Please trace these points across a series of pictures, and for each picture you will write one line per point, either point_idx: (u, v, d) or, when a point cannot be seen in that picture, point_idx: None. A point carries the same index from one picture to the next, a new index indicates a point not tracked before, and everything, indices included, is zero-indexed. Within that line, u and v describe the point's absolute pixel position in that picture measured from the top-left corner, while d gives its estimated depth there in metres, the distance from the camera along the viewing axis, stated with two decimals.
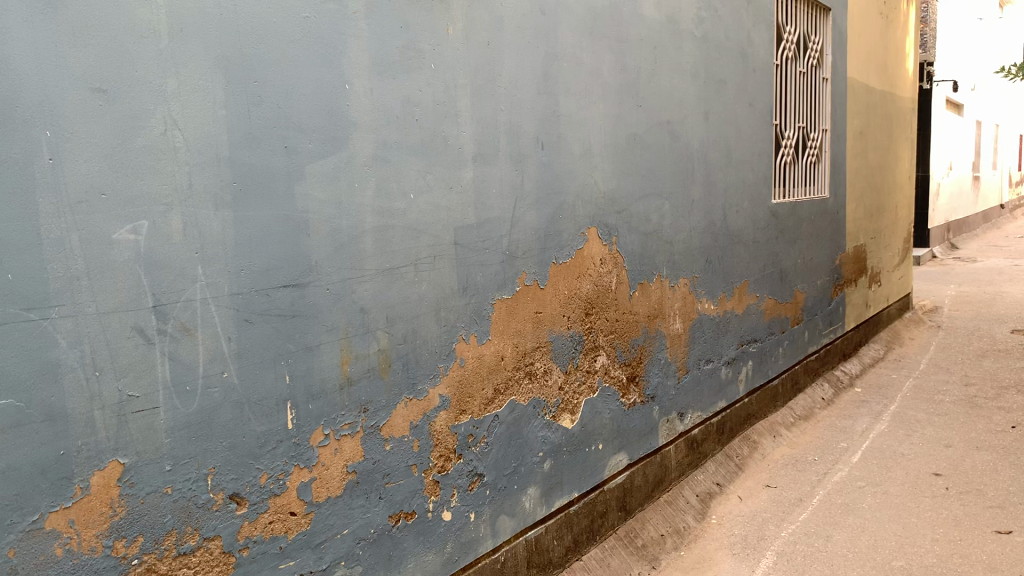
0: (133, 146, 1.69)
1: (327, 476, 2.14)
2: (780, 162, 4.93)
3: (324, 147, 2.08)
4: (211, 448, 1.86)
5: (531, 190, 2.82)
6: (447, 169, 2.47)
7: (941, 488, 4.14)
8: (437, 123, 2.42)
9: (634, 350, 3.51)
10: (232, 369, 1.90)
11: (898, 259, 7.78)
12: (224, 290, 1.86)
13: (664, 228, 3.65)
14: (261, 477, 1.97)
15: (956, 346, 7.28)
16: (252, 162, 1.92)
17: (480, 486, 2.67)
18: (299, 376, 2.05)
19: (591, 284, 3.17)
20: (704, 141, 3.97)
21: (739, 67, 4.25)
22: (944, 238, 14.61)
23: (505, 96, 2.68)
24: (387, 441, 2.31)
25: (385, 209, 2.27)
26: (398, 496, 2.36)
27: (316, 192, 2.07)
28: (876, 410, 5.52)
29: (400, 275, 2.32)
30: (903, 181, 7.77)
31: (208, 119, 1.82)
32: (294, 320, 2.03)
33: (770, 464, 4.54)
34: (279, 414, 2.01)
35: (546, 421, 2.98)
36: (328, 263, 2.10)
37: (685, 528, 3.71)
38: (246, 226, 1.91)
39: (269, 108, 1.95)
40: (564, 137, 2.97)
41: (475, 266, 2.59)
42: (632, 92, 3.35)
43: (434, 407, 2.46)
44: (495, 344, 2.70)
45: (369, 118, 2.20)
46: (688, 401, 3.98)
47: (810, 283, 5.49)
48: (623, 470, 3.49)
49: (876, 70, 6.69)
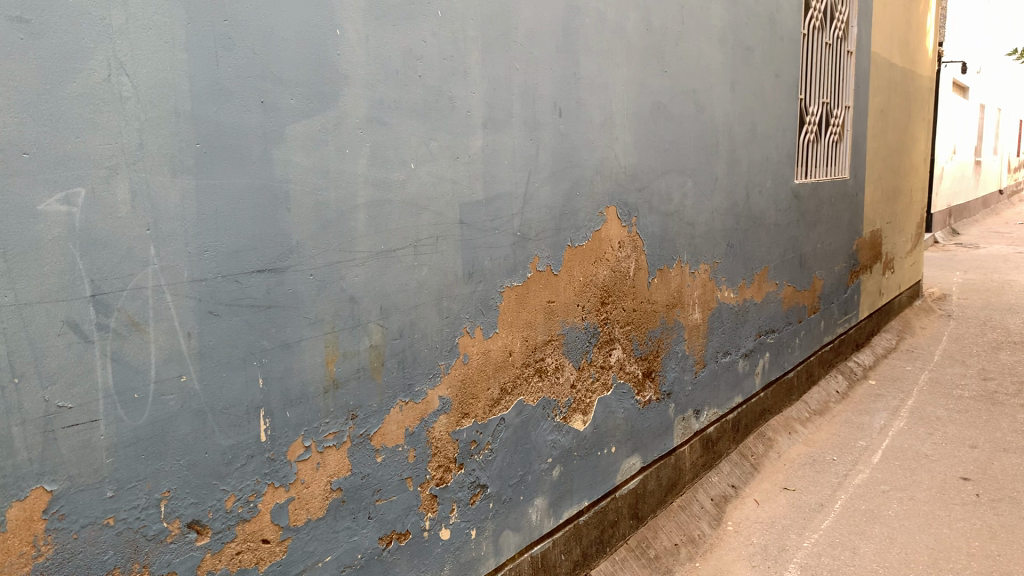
0: (66, 93, 1.34)
1: (307, 496, 1.81)
2: (803, 139, 4.59)
3: (308, 104, 1.73)
4: (164, 468, 1.52)
5: (546, 162, 2.48)
6: (454, 136, 2.12)
7: (971, 495, 3.85)
8: (442, 81, 2.07)
9: (650, 343, 3.18)
10: (193, 372, 1.56)
11: (911, 244, 7.48)
12: (181, 276, 1.52)
13: (685, 209, 3.31)
14: (227, 500, 1.64)
15: (970, 336, 6.99)
16: (220, 118, 1.57)
17: (483, 498, 2.35)
18: (275, 379, 1.71)
19: (607, 270, 2.84)
20: (729, 115, 3.63)
21: (767, 34, 3.89)
22: (946, 224, 14.35)
23: (520, 54, 2.32)
24: (378, 452, 1.98)
25: (381, 179, 1.92)
26: (390, 515, 2.03)
27: (298, 157, 1.72)
28: (893, 405, 5.23)
29: (396, 258, 1.98)
30: (918, 163, 7.46)
31: (166, 65, 1.47)
32: (270, 312, 1.69)
33: (787, 464, 4.24)
34: (250, 424, 1.67)
35: (556, 423, 2.65)
36: (311, 244, 1.76)
37: (700, 536, 3.41)
38: (212, 197, 1.56)
39: (242, 53, 1.59)
40: (583, 104, 2.62)
41: (482, 248, 2.25)
42: (657, 55, 3.00)
43: (433, 411, 2.13)
44: (503, 338, 2.37)
45: (362, 71, 1.85)
46: (704, 398, 3.67)
47: (828, 271, 5.17)
48: (636, 474, 3.18)
49: (899, 46, 6.34)
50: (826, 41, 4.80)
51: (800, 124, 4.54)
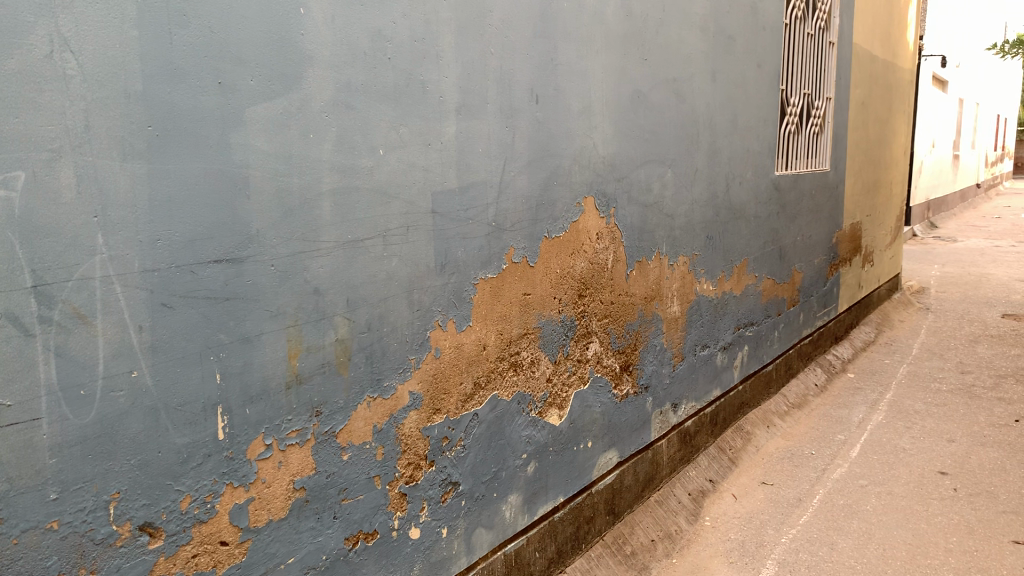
0: (4, 71, 1.25)
1: (268, 495, 1.73)
2: (784, 130, 4.54)
3: (270, 86, 1.65)
4: (113, 469, 1.44)
5: (522, 150, 2.41)
6: (426, 122, 2.04)
7: (949, 489, 3.83)
8: (414, 65, 1.99)
9: (629, 336, 3.13)
10: (144, 367, 1.48)
11: (890, 238, 7.47)
12: (132, 266, 1.44)
13: (665, 200, 3.25)
14: (182, 502, 1.56)
15: (947, 330, 7.00)
16: (174, 99, 1.48)
17: (454, 496, 2.28)
18: (234, 374, 1.64)
19: (585, 261, 2.77)
20: (710, 105, 3.57)
21: (748, 23, 3.83)
22: (924, 217, 14.40)
23: (495, 38, 2.25)
24: (345, 450, 1.91)
25: (348, 166, 1.84)
26: (356, 515, 1.96)
27: (258, 141, 1.64)
28: (871, 398, 5.21)
29: (364, 249, 1.90)
30: (899, 156, 7.46)
31: (114, 42, 1.38)
32: (228, 304, 1.61)
33: (765, 458, 4.21)
34: (207, 422, 1.59)
35: (531, 418, 2.59)
36: (272, 233, 1.68)
37: (677, 532, 3.36)
38: (165, 183, 1.48)
39: (197, 32, 1.51)
40: (561, 91, 2.55)
41: (455, 239, 2.18)
42: (637, 42, 2.93)
43: (403, 407, 2.06)
44: (476, 331, 2.30)
45: (328, 52, 1.77)
46: (682, 392, 3.62)
47: (808, 263, 5.14)
48: (613, 469, 3.12)
49: (880, 39, 6.31)
50: (808, 31, 4.75)
51: (781, 115, 4.49)
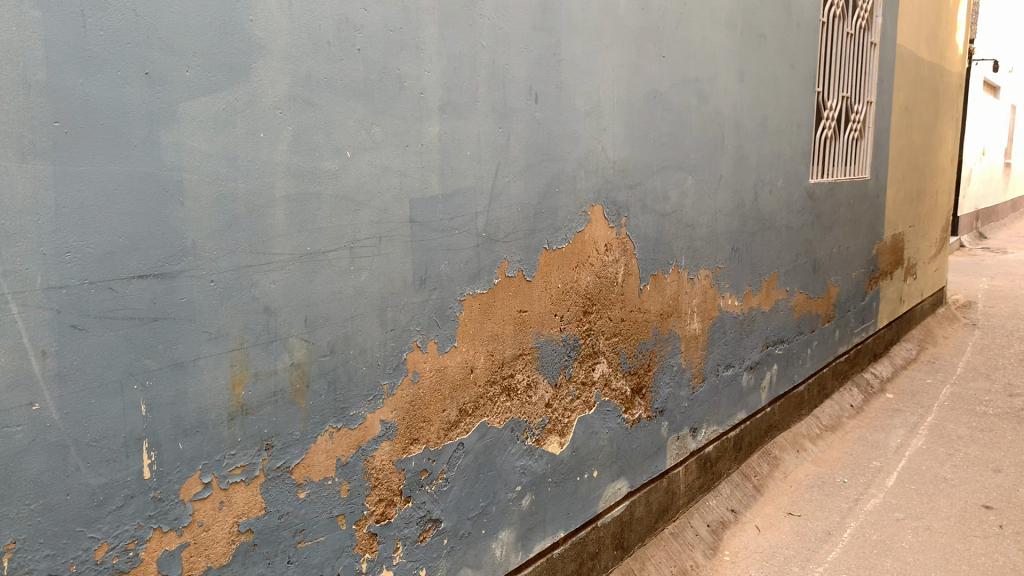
0: None
1: (207, 540, 1.53)
2: (820, 135, 4.26)
3: (210, 78, 1.45)
4: (7, 515, 1.25)
5: (518, 153, 2.19)
6: (403, 120, 1.84)
7: (994, 526, 3.51)
8: (388, 57, 1.78)
9: (641, 356, 2.89)
10: (49, 399, 1.29)
11: (935, 250, 7.11)
12: (33, 283, 1.25)
13: (684, 209, 3.01)
14: (97, 550, 1.36)
15: (996, 348, 6.62)
16: (88, 91, 1.29)
17: (435, 535, 2.07)
18: (163, 405, 1.44)
19: (591, 275, 2.54)
20: (737, 106, 3.31)
21: (781, 20, 3.57)
22: (972, 227, 13.88)
23: (487, 30, 2.03)
24: (302, 487, 1.70)
25: (307, 169, 1.64)
26: (316, 558, 1.76)
27: (195, 141, 1.44)
28: (911, 421, 4.90)
29: (325, 262, 1.69)
30: (945, 164, 7.09)
31: (9, 23, 1.19)
32: (157, 325, 1.41)
33: (793, 485, 3.94)
34: (129, 459, 1.40)
35: (527, 447, 2.38)
36: (211, 244, 1.48)
37: (692, 567, 3.11)
38: (77, 187, 1.29)
39: (119, 15, 1.31)
40: (565, 89, 2.33)
41: (438, 251, 1.97)
42: (653, 36, 2.70)
43: (374, 438, 1.85)
44: (463, 353, 2.09)
45: (283, 41, 1.57)
46: (702, 415, 3.37)
47: (844, 277, 4.85)
48: (622, 500, 2.89)
49: (927, 40, 5.97)
50: (848, 31, 4.46)
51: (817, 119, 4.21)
